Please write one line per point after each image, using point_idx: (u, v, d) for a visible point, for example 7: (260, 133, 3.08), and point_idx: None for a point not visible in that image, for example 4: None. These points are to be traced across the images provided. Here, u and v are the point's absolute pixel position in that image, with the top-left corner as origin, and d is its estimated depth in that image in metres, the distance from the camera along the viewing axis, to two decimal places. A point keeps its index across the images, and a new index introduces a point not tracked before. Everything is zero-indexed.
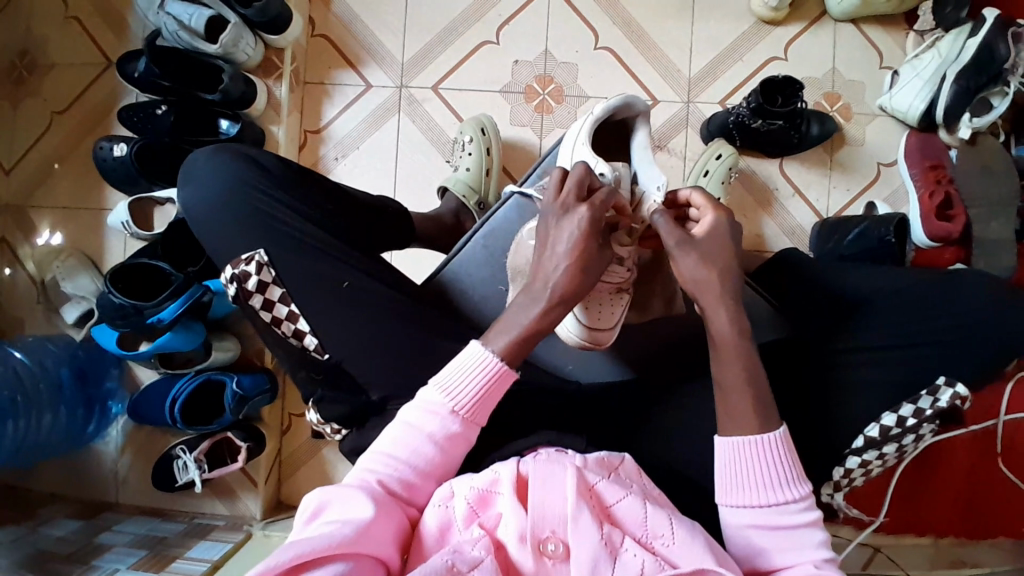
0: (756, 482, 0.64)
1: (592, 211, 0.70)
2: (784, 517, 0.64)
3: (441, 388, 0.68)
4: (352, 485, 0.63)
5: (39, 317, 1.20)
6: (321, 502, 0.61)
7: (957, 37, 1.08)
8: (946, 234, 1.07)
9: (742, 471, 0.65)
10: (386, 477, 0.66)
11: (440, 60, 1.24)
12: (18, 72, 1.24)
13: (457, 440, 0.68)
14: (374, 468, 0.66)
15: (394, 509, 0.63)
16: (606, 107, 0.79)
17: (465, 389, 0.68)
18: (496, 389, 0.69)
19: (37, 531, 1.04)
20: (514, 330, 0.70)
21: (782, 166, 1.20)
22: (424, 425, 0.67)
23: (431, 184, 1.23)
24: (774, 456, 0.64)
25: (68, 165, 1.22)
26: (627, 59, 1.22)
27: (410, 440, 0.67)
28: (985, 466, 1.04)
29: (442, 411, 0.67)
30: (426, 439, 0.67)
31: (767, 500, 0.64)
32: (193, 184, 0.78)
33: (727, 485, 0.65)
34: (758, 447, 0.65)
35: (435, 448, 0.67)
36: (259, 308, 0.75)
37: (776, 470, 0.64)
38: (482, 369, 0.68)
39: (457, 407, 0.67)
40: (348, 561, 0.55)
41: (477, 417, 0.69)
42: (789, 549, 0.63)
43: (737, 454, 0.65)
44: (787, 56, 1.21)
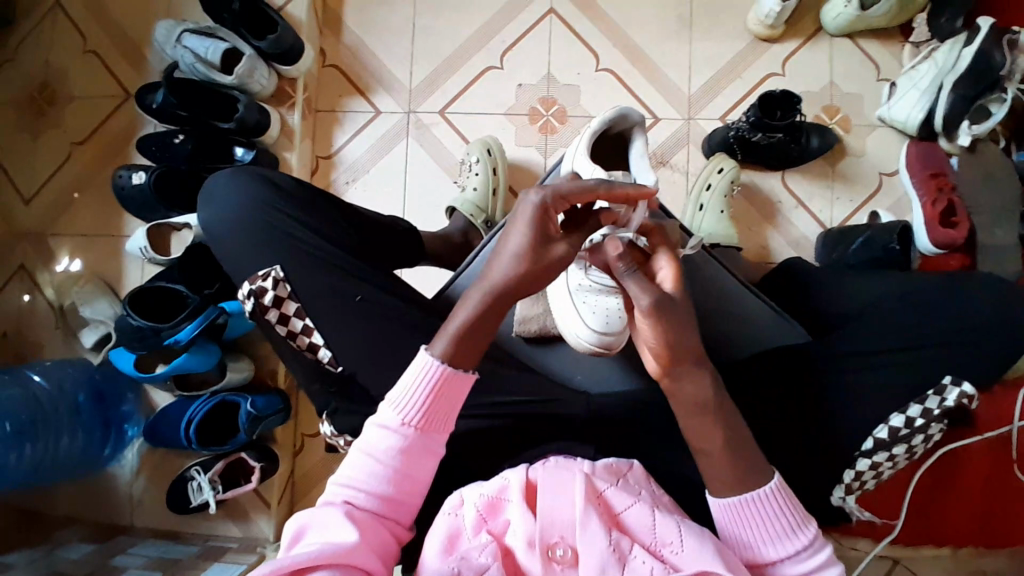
0: (756, 535, 0.63)
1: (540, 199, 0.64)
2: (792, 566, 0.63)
3: (390, 400, 0.64)
4: (325, 506, 0.62)
5: (57, 342, 1.22)
6: (300, 526, 0.61)
7: (953, 46, 1.10)
8: (950, 240, 1.07)
9: (739, 523, 0.64)
10: (353, 497, 0.63)
11: (446, 85, 1.28)
12: (40, 106, 1.29)
13: (415, 452, 0.64)
14: (339, 490, 0.64)
15: (373, 525, 0.62)
16: (602, 120, 0.82)
17: (414, 399, 0.64)
18: (449, 396, 0.65)
19: (54, 553, 1.05)
20: (452, 326, 0.65)
21: (784, 179, 1.22)
22: (379, 443, 0.64)
23: (439, 204, 1.25)
24: (774, 508, 0.63)
25: (87, 193, 1.26)
26: (628, 78, 1.26)
27: (364, 457, 0.64)
28: (1000, 471, 1.02)
29: (393, 425, 0.64)
30: (382, 456, 0.63)
31: (772, 550, 0.63)
32: (212, 206, 0.81)
33: (732, 537, 0.65)
34: (755, 503, 0.63)
35: (393, 464, 0.64)
36: (275, 322, 0.77)
37: (778, 523, 0.63)
38: (424, 376, 0.64)
39: (407, 419, 0.63)
40: (334, 570, 0.56)
41: (433, 426, 0.64)
42: None
43: (734, 510, 0.64)
44: (785, 72, 1.23)
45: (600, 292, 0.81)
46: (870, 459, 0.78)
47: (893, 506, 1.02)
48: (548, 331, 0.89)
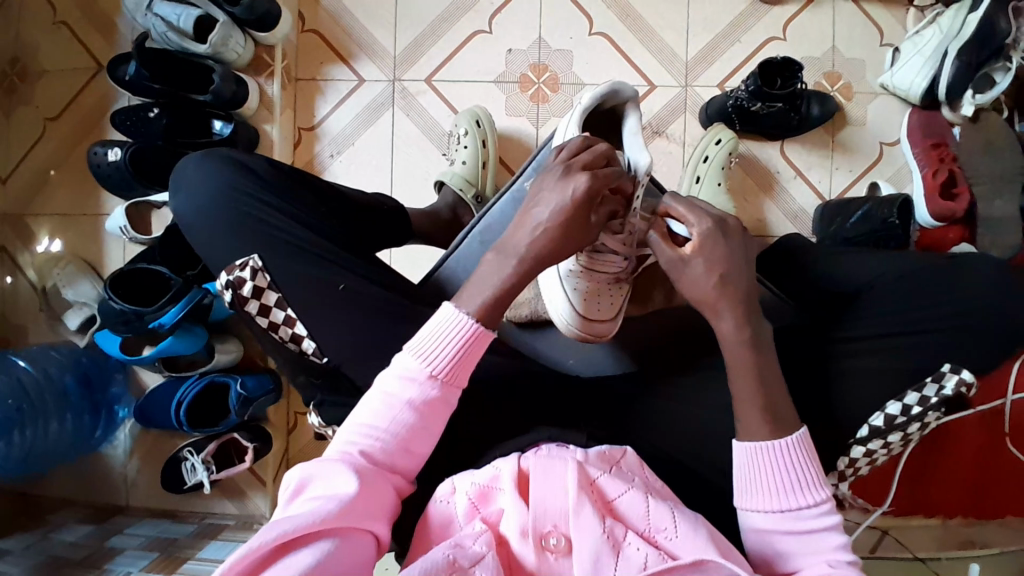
0: (769, 486, 0.63)
1: (592, 180, 0.68)
2: (798, 521, 0.62)
3: (416, 351, 0.64)
4: (334, 459, 0.61)
5: (41, 324, 1.20)
6: (305, 476, 0.59)
7: (958, 12, 1.06)
8: (950, 212, 1.06)
9: (755, 476, 0.63)
10: (367, 448, 0.62)
11: (432, 52, 1.23)
12: (11, 80, 1.23)
13: (434, 407, 0.64)
14: (354, 439, 0.63)
15: (378, 481, 0.61)
16: (594, 95, 0.77)
17: (443, 352, 0.64)
18: (472, 351, 0.65)
19: (51, 536, 1.06)
20: (487, 290, 0.67)
21: (783, 149, 1.18)
22: (401, 392, 0.63)
23: (427, 178, 1.22)
24: (791, 459, 0.63)
25: (64, 172, 1.21)
26: (623, 44, 1.20)
27: (382, 404, 0.63)
28: (992, 447, 1.03)
29: (419, 376, 0.63)
30: (404, 406, 0.63)
31: (783, 505, 0.62)
32: (183, 192, 0.78)
33: (743, 490, 0.64)
34: (773, 451, 0.63)
35: (413, 415, 0.63)
36: (255, 314, 0.75)
37: (796, 475, 0.62)
38: (457, 332, 0.64)
39: (434, 371, 0.63)
40: (334, 538, 0.55)
41: (457, 380, 0.65)
42: (802, 552, 0.62)
43: (752, 459, 0.63)
44: (786, 36, 1.18)
45: (588, 279, 0.80)
46: (863, 447, 0.78)
47: (882, 490, 1.04)
48: (537, 316, 0.93)
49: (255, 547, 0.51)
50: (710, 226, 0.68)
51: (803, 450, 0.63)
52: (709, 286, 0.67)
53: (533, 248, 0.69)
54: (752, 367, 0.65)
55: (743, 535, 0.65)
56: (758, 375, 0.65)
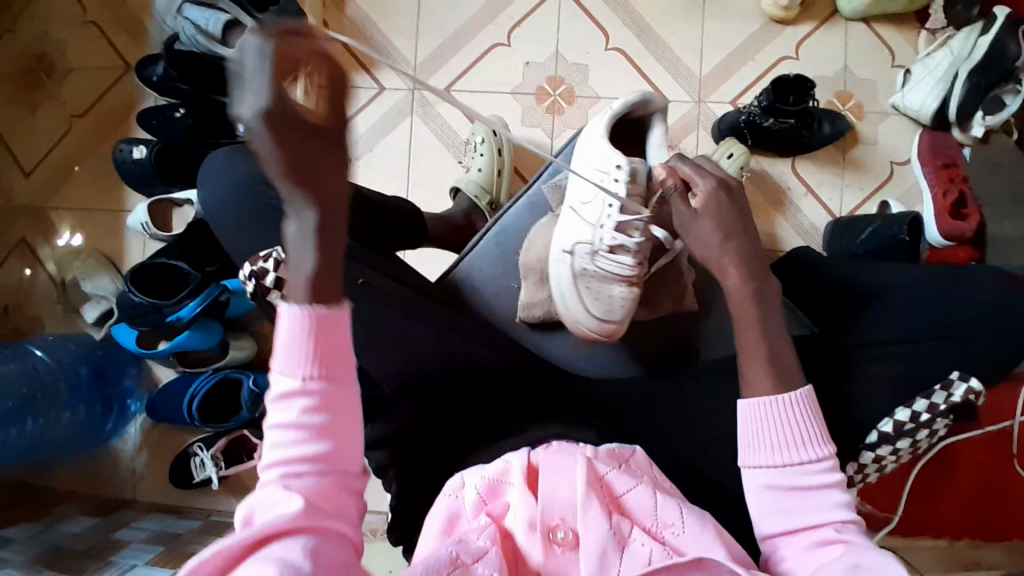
0: (774, 438, 0.63)
1: None
2: (802, 477, 0.62)
3: (282, 361, 0.53)
4: (265, 489, 0.52)
5: (58, 316, 1.22)
6: (249, 509, 0.52)
7: (969, 34, 1.07)
8: (960, 232, 1.07)
9: (761, 430, 0.64)
10: (290, 478, 0.52)
11: (452, 63, 1.26)
12: (38, 77, 1.26)
13: (328, 403, 0.54)
14: (271, 476, 0.52)
15: (329, 490, 0.53)
16: (623, 103, 0.81)
17: (300, 348, 0.53)
18: (334, 328, 0.54)
19: (56, 527, 1.07)
20: (330, 275, 0.57)
21: (794, 166, 1.20)
22: (283, 413, 0.53)
23: (443, 184, 1.24)
24: (795, 414, 0.64)
25: (87, 168, 1.24)
26: (638, 59, 1.23)
27: (276, 432, 0.53)
28: (999, 464, 1.04)
29: (293, 383, 0.53)
30: (290, 424, 0.52)
31: (788, 459, 0.62)
32: (212, 184, 0.82)
33: (748, 443, 0.64)
34: (780, 402, 0.64)
35: (307, 425, 0.53)
36: (275, 305, 0.77)
37: (800, 429, 0.63)
38: (295, 329, 0.53)
39: (304, 371, 0.53)
40: (307, 536, 0.49)
41: (331, 360, 0.54)
42: (802, 507, 0.61)
43: (758, 413, 0.64)
44: (798, 56, 1.21)
45: (603, 280, 0.82)
46: (872, 452, 0.77)
47: (891, 499, 1.04)
48: (550, 316, 0.88)
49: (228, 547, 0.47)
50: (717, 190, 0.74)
51: (807, 409, 0.64)
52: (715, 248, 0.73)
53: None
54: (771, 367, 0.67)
55: (746, 496, 0.64)
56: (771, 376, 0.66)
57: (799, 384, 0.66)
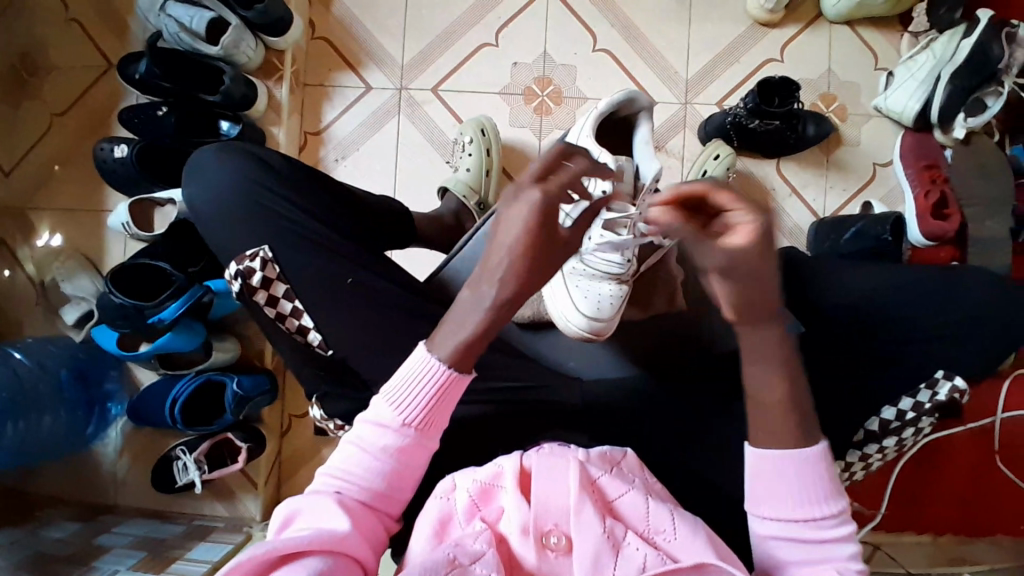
0: (787, 494, 0.57)
1: (546, 197, 0.57)
2: (815, 532, 0.57)
3: (390, 398, 0.61)
4: (317, 494, 0.60)
5: (37, 318, 1.19)
6: (292, 510, 0.60)
7: (951, 37, 1.10)
8: (941, 232, 1.09)
9: (774, 484, 0.57)
10: (346, 490, 0.61)
11: (440, 61, 1.25)
12: (19, 76, 1.24)
13: (410, 452, 0.62)
14: (330, 480, 0.61)
15: (363, 517, 0.60)
16: (609, 103, 0.81)
17: (413, 398, 0.61)
18: (449, 397, 0.62)
19: (36, 533, 1.04)
20: (463, 332, 0.61)
21: (779, 167, 1.21)
22: (374, 441, 0.61)
23: (431, 184, 1.23)
24: (813, 469, 0.57)
25: (68, 168, 1.22)
26: (625, 60, 1.23)
27: (356, 452, 0.61)
28: (982, 463, 1.04)
29: (392, 424, 0.61)
30: (379, 453, 0.61)
31: (801, 516, 0.57)
32: (199, 181, 0.80)
33: (759, 496, 0.58)
34: (793, 458, 0.57)
35: (389, 461, 0.61)
36: (263, 305, 0.76)
37: (817, 485, 0.57)
38: (428, 377, 0.61)
39: (408, 419, 0.61)
40: (326, 557, 0.55)
41: (434, 425, 0.62)
42: (810, 562, 0.57)
43: (771, 467, 0.57)
44: (784, 58, 1.22)
45: (591, 279, 0.83)
46: (859, 451, 0.80)
47: (876, 496, 1.05)
48: (540, 317, 0.89)
49: (253, 555, 0.53)
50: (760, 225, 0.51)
51: (825, 461, 0.57)
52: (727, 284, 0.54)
53: (512, 278, 0.59)
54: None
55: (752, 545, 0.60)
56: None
57: None
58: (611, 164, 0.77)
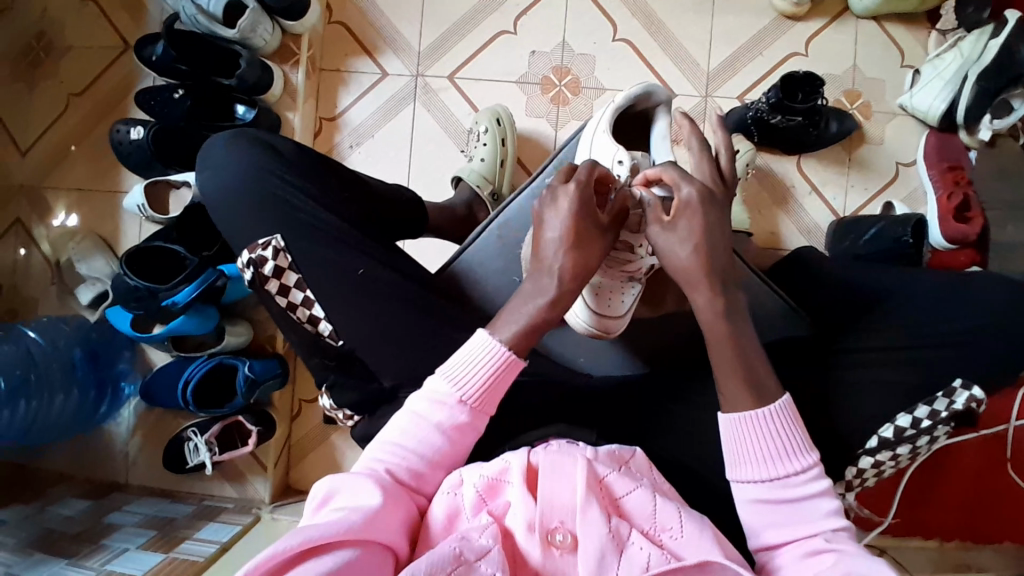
0: (753, 452, 0.63)
1: (580, 188, 0.71)
2: (787, 490, 0.62)
3: (449, 376, 0.67)
4: (358, 475, 0.63)
5: (53, 298, 1.21)
6: (330, 488, 0.61)
7: (979, 37, 1.07)
8: (961, 236, 1.05)
9: (743, 445, 0.63)
10: (394, 467, 0.65)
11: (457, 49, 1.24)
12: (36, 54, 1.24)
13: (464, 429, 0.68)
14: (382, 457, 0.66)
15: (401, 497, 0.63)
16: (627, 96, 0.80)
17: (472, 378, 0.67)
18: (503, 380, 0.68)
19: (49, 509, 1.06)
20: (522, 318, 0.70)
21: (799, 164, 1.19)
22: (431, 415, 0.67)
23: (445, 173, 1.22)
24: (774, 425, 0.63)
25: (84, 148, 1.22)
26: (645, 51, 1.21)
27: (412, 426, 0.67)
28: (993, 471, 1.03)
29: (449, 401, 0.67)
30: (434, 428, 0.66)
31: (771, 474, 0.62)
32: (214, 167, 0.81)
33: (733, 460, 0.64)
34: (756, 418, 0.63)
35: (442, 437, 0.67)
36: (274, 293, 0.77)
37: (780, 441, 0.63)
38: (489, 358, 0.68)
39: (464, 397, 0.67)
40: (357, 547, 0.55)
41: (486, 407, 0.68)
42: (789, 522, 0.62)
43: (741, 429, 0.64)
44: (808, 52, 1.19)
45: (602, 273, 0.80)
46: (871, 457, 0.77)
47: (885, 503, 1.04)
48: None
49: (279, 551, 0.52)
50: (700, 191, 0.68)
51: (788, 417, 0.64)
52: (687, 253, 0.68)
53: (569, 265, 0.71)
54: (746, 376, 0.65)
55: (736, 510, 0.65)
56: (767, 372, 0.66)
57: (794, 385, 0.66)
58: (625, 163, 0.77)
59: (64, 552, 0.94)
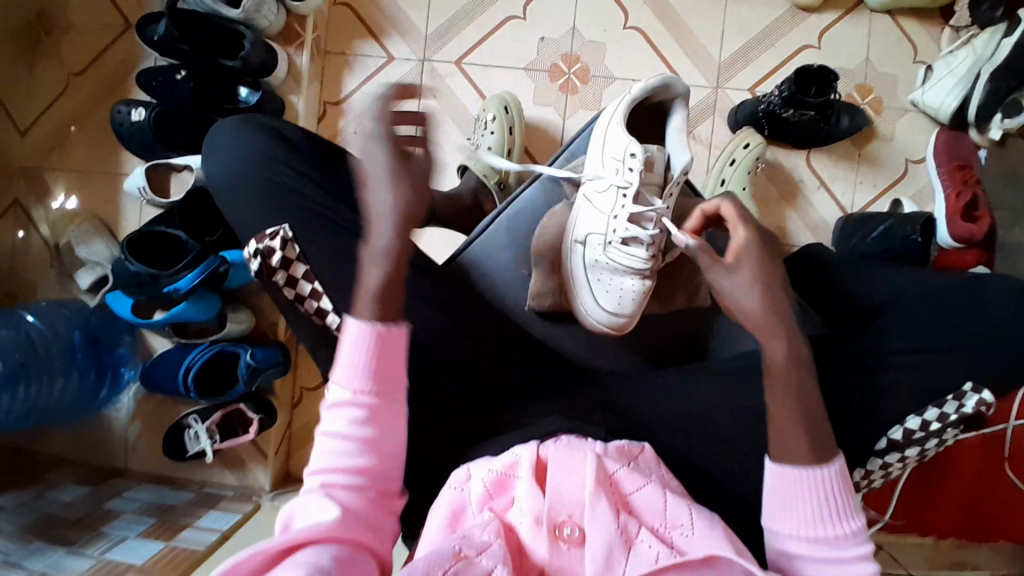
0: (803, 509, 0.60)
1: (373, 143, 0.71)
2: (832, 552, 0.59)
3: (343, 374, 0.64)
4: (307, 493, 0.61)
5: (52, 281, 1.19)
6: (289, 514, 0.61)
7: (992, 35, 1.06)
8: (969, 235, 1.04)
9: (791, 497, 0.60)
10: (331, 482, 0.61)
11: (464, 34, 1.21)
12: (35, 33, 1.21)
13: (377, 415, 0.63)
14: (318, 476, 0.62)
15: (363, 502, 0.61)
16: (643, 87, 0.78)
17: (356, 365, 0.64)
18: (386, 354, 0.64)
19: (47, 495, 1.05)
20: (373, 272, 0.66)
21: (808, 158, 1.18)
22: (337, 418, 0.63)
23: (451, 161, 1.21)
24: (826, 486, 0.60)
25: (84, 129, 1.19)
26: (656, 40, 1.19)
27: (328, 439, 0.63)
28: (992, 468, 1.00)
29: (348, 396, 0.64)
30: (343, 429, 0.63)
31: (817, 533, 0.59)
32: (218, 155, 0.79)
33: (777, 513, 0.61)
34: (807, 476, 0.60)
35: (353, 435, 0.62)
36: (282, 284, 0.75)
37: (830, 502, 0.60)
38: (359, 340, 0.64)
39: (358, 386, 0.63)
40: (330, 546, 0.56)
41: (379, 385, 0.64)
42: None
43: (789, 483, 0.60)
44: (821, 45, 1.18)
45: (616, 272, 0.80)
46: (880, 459, 0.79)
47: (882, 501, 1.03)
48: (560, 306, 0.86)
49: (253, 556, 0.54)
50: (755, 232, 0.65)
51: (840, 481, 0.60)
52: (753, 296, 0.63)
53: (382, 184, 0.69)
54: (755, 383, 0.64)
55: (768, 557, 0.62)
56: (816, 413, 0.62)
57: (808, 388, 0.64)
58: (637, 152, 0.76)
59: (63, 539, 0.94)
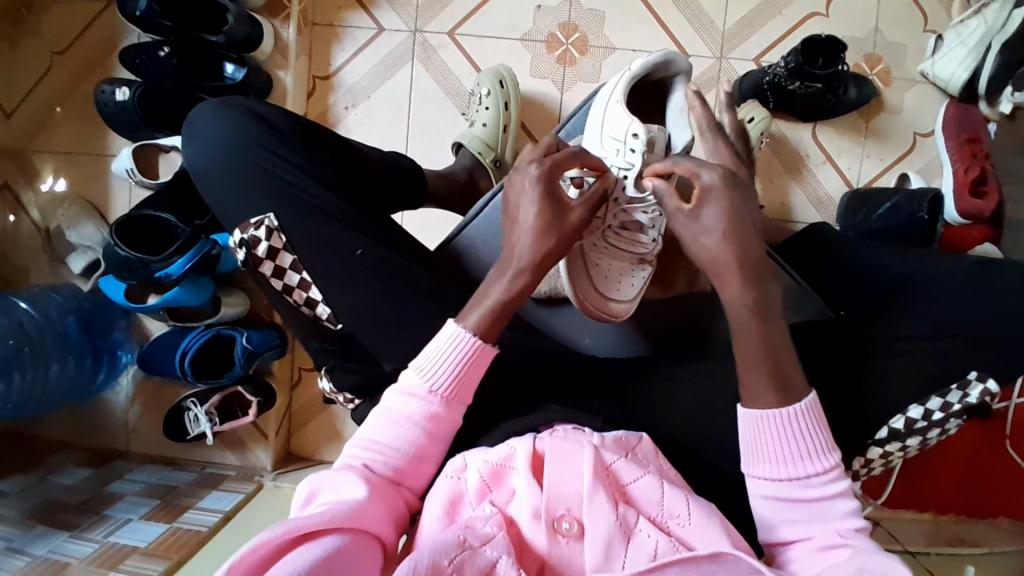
0: (771, 449, 0.58)
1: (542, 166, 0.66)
2: (805, 491, 0.58)
3: (420, 367, 0.63)
4: (339, 469, 0.61)
5: (44, 267, 1.18)
6: (314, 486, 0.59)
7: (1004, 5, 1.01)
8: (976, 211, 1.02)
9: (756, 442, 0.59)
10: (372, 462, 0.62)
11: (457, 2, 1.16)
12: (18, 12, 1.17)
13: (440, 421, 0.63)
14: (358, 452, 0.62)
15: (388, 494, 0.60)
16: (644, 63, 0.75)
17: (442, 368, 0.62)
18: (474, 369, 0.63)
19: (49, 479, 1.07)
20: (486, 301, 0.64)
21: (815, 133, 1.14)
22: (402, 409, 0.62)
23: (445, 137, 1.17)
24: (798, 428, 0.58)
25: (70, 110, 1.17)
26: (658, 7, 1.14)
27: (387, 422, 0.62)
28: (990, 446, 1.00)
29: (420, 392, 0.62)
30: (406, 422, 0.62)
31: (790, 475, 0.58)
32: (200, 141, 0.76)
33: (750, 456, 0.60)
34: (775, 417, 0.58)
35: (417, 430, 0.62)
36: (270, 275, 0.74)
37: (804, 442, 0.58)
38: (456, 347, 0.62)
39: (434, 387, 0.62)
40: (343, 534, 0.53)
41: (460, 396, 0.63)
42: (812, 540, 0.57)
43: (759, 427, 0.59)
44: (829, 13, 1.13)
45: (611, 257, 0.77)
46: (881, 447, 0.76)
47: (879, 485, 1.05)
48: (556, 293, 0.86)
49: (264, 540, 0.50)
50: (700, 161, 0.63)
51: (812, 418, 0.58)
52: (723, 245, 0.60)
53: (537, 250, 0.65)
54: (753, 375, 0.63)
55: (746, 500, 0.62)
56: None
57: (796, 385, 0.60)
58: (640, 135, 0.72)
59: (66, 524, 0.95)
